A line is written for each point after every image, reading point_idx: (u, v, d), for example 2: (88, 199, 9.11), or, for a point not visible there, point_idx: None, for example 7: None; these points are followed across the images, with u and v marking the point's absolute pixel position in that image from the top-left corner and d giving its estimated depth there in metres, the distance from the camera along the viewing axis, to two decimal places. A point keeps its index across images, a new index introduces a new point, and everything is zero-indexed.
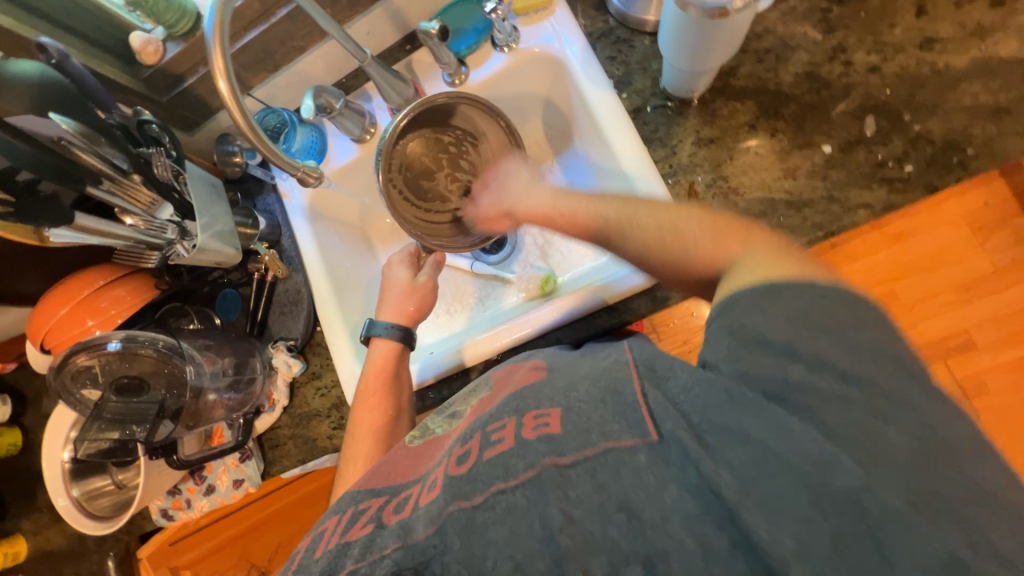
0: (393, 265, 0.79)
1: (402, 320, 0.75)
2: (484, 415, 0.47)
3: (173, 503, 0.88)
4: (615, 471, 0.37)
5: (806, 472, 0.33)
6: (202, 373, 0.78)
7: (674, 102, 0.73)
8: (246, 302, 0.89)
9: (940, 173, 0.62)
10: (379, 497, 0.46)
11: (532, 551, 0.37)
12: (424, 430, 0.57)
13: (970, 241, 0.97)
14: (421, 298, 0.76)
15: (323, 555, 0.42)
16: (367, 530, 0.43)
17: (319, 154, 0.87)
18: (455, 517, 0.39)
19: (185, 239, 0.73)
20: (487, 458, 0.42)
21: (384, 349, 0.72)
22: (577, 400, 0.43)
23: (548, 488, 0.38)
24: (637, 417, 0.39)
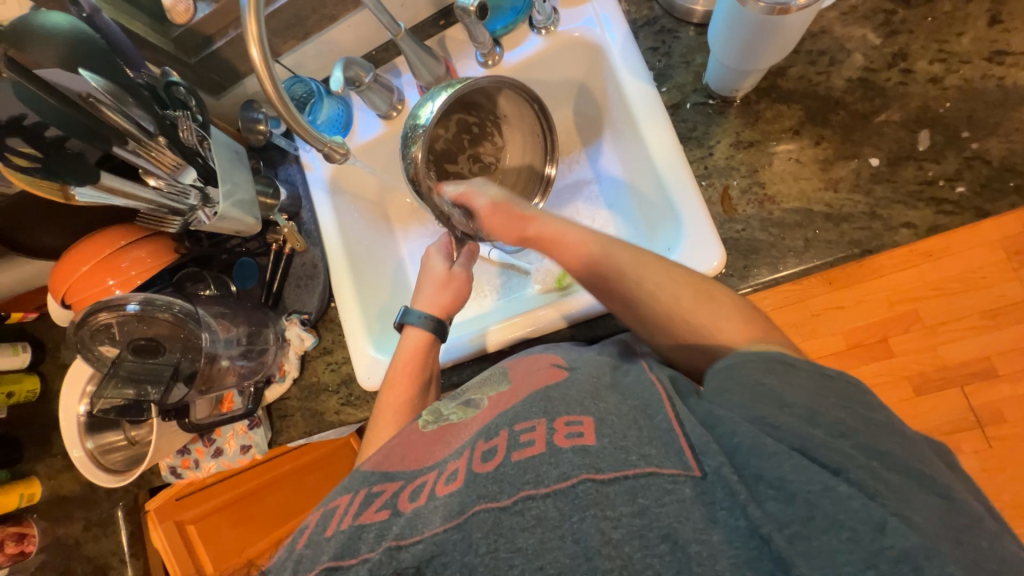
0: (429, 255, 0.76)
1: (435, 312, 0.73)
2: (506, 412, 0.47)
3: (182, 461, 0.90)
4: (658, 498, 0.36)
5: (863, 526, 0.33)
6: (216, 340, 0.78)
7: (716, 101, 0.70)
8: (263, 272, 0.89)
9: (993, 197, 0.58)
10: (395, 481, 0.46)
11: (562, 566, 0.36)
12: (438, 416, 0.56)
13: (1001, 266, 0.95)
14: (455, 291, 0.74)
15: (335, 534, 0.42)
16: (383, 515, 0.43)
17: (344, 128, 0.86)
18: (482, 518, 0.38)
19: (207, 206, 0.73)
20: (515, 459, 0.41)
21: (416, 339, 0.71)
22: (609, 413, 0.42)
23: (585, 505, 0.36)
24: (676, 448, 0.38)
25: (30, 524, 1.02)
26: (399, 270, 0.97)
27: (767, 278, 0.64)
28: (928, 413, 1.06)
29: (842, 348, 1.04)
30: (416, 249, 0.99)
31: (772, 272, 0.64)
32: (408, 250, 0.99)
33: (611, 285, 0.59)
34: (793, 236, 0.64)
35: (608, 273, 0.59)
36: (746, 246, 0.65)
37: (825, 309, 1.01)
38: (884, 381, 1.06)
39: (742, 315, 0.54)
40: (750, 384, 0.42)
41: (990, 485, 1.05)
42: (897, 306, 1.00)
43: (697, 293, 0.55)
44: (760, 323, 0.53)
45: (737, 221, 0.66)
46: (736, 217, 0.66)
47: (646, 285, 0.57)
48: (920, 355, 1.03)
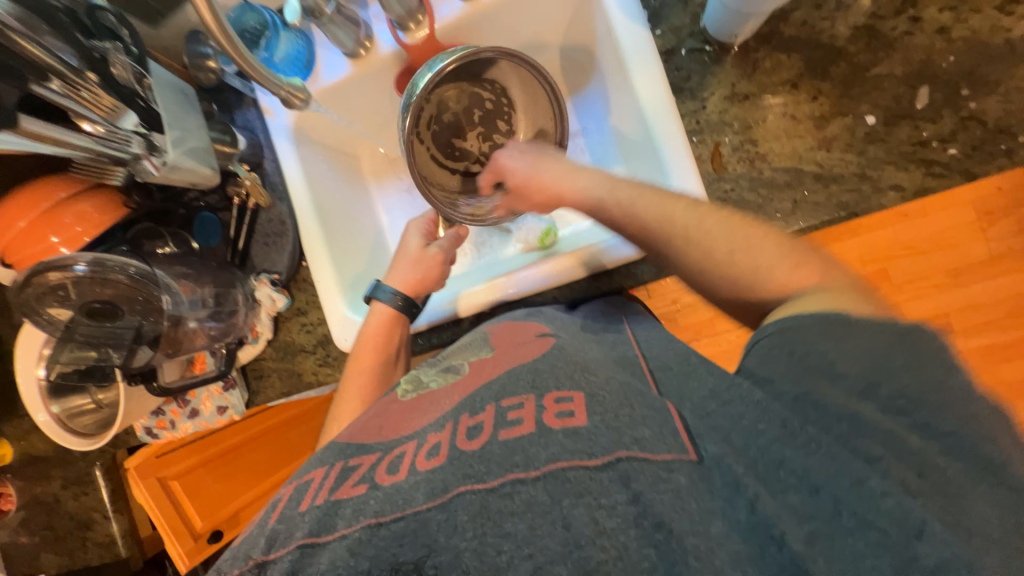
0: (408, 232, 0.77)
1: (405, 289, 0.73)
2: (492, 386, 0.48)
3: (157, 423, 0.89)
4: (652, 484, 0.36)
5: (895, 530, 0.31)
6: (180, 303, 0.74)
7: (713, 48, 0.65)
8: (226, 229, 0.83)
9: (981, 160, 0.57)
10: (372, 454, 0.46)
11: (553, 555, 0.35)
12: (417, 384, 0.57)
13: (972, 226, 0.89)
14: (426, 269, 0.74)
15: (310, 509, 0.42)
16: (360, 490, 0.42)
17: (306, 67, 0.77)
18: (468, 500, 0.38)
19: (154, 155, 0.65)
20: (501, 438, 0.41)
21: (380, 315, 0.71)
22: (600, 389, 0.43)
23: (577, 491, 0.37)
24: (671, 430, 0.39)
25: (5, 484, 1.00)
26: (374, 228, 0.92)
27: None
28: None
29: None
30: (392, 204, 0.94)
31: None
32: (383, 206, 0.94)
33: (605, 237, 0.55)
34: (782, 197, 0.62)
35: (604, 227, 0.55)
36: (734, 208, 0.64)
37: None
38: None
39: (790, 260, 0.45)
40: (796, 355, 0.39)
41: None
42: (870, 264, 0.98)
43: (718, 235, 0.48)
44: (810, 264, 0.44)
45: (726, 180, 0.64)
46: (725, 175, 0.64)
47: (676, 244, 0.49)
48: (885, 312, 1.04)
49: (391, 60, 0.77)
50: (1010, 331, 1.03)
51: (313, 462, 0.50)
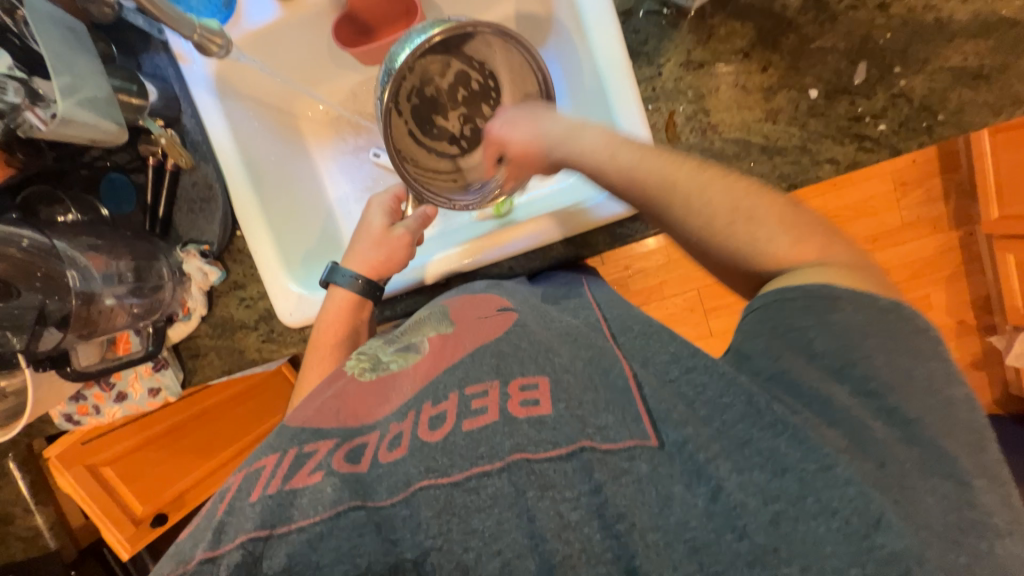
0: (371, 209, 0.72)
1: (367, 272, 0.68)
2: (455, 371, 0.48)
3: (77, 409, 0.81)
4: (614, 476, 0.37)
5: (857, 516, 0.33)
6: (91, 277, 0.66)
7: (670, 10, 0.63)
8: (141, 193, 0.73)
9: (907, 136, 0.61)
10: (329, 440, 0.45)
11: (521, 549, 0.36)
12: (376, 363, 0.55)
13: (890, 197, 1.13)
14: (390, 250, 0.69)
15: (261, 499, 0.40)
16: (316, 478, 0.41)
17: (226, 7, 0.68)
18: (431, 495, 0.38)
19: (39, 106, 0.55)
20: (466, 429, 0.41)
21: (340, 300, 0.67)
22: (564, 373, 0.45)
23: (541, 485, 0.37)
24: (632, 416, 0.40)
25: None
26: (318, 194, 0.85)
27: None
28: None
29: None
30: (336, 168, 0.87)
31: None
32: (326, 171, 0.87)
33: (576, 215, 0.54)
34: (730, 168, 0.64)
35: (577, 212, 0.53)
36: None
37: None
38: None
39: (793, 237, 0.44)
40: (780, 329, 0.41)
41: None
42: None
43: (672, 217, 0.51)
44: (809, 242, 0.44)
45: (679, 149, 0.65)
46: (678, 145, 0.65)
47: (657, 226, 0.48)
48: None
49: (327, 4, 0.69)
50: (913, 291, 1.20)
51: (264, 447, 0.47)
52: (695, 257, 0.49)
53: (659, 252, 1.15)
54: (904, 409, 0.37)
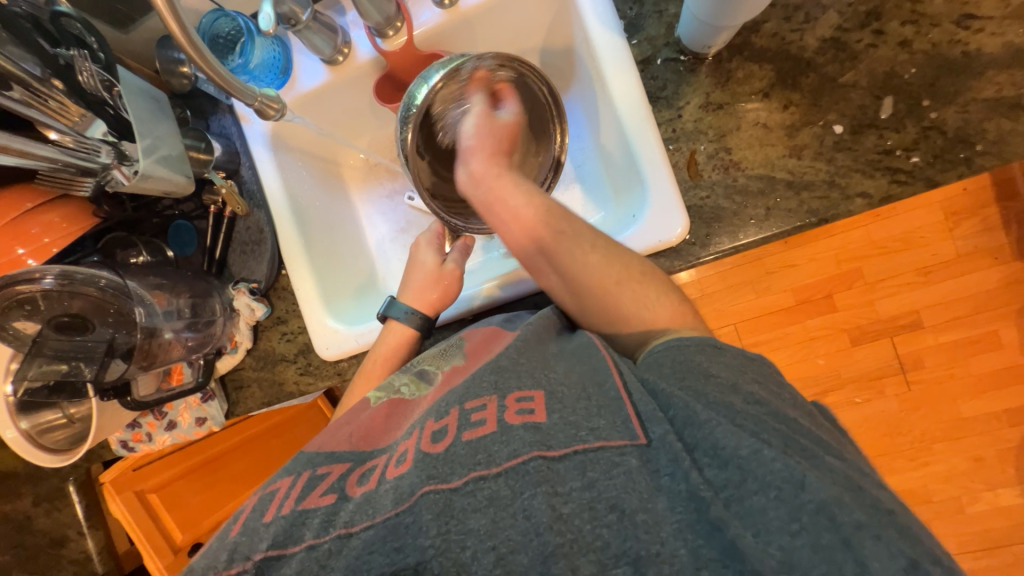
0: (418, 248, 0.76)
1: (424, 308, 0.71)
2: (456, 390, 0.47)
3: (133, 436, 0.87)
4: (606, 471, 0.38)
5: (786, 484, 0.35)
6: (154, 313, 0.72)
7: (687, 57, 0.66)
8: (202, 237, 0.82)
9: (943, 168, 0.59)
10: (342, 463, 0.46)
11: (516, 544, 0.37)
12: (389, 390, 0.56)
13: (941, 226, 0.99)
14: (445, 287, 0.72)
15: (274, 520, 0.41)
16: (328, 500, 0.42)
17: (283, 74, 0.76)
18: (431, 499, 0.39)
19: (124, 164, 0.64)
20: (465, 439, 0.42)
21: (399, 334, 0.70)
22: (559, 385, 0.44)
23: (536, 481, 0.38)
24: (624, 419, 0.41)
25: None
26: (357, 234, 0.92)
27: (728, 246, 0.65)
28: (859, 360, 1.15)
29: (789, 305, 1.11)
30: (374, 210, 0.93)
31: (732, 241, 0.65)
32: (364, 213, 0.94)
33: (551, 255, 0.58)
34: (755, 204, 0.64)
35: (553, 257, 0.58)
36: (709, 214, 0.65)
37: (779, 267, 1.07)
38: (824, 332, 1.14)
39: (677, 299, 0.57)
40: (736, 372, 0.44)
41: (902, 423, 1.18)
42: (842, 265, 1.05)
43: (642, 273, 0.57)
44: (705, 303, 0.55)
45: (702, 187, 0.65)
46: (701, 183, 0.66)
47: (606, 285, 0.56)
48: (858, 309, 1.10)
49: (370, 67, 0.76)
50: (977, 327, 1.10)
51: (278, 471, 0.48)
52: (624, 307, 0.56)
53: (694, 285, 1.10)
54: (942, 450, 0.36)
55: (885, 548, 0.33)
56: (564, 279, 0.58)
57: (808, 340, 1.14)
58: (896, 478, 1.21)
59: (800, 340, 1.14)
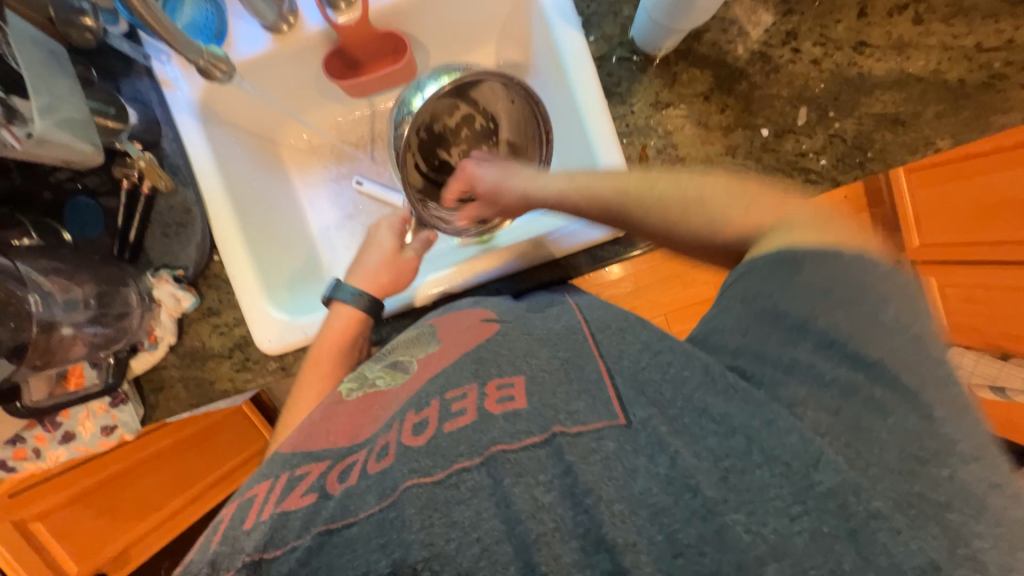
0: (378, 229, 0.75)
1: (373, 290, 0.70)
2: (437, 381, 0.46)
3: (13, 454, 0.73)
4: (585, 455, 0.36)
5: (795, 462, 0.33)
6: (52, 303, 0.65)
7: (639, 57, 0.70)
8: (111, 217, 0.71)
9: (844, 170, 0.70)
10: (321, 461, 0.42)
11: (498, 534, 0.34)
12: (362, 382, 0.54)
13: None
14: (398, 271, 0.71)
15: (256, 526, 0.38)
16: (310, 500, 0.38)
17: (217, 36, 0.68)
18: (414, 494, 0.36)
19: (17, 125, 0.54)
20: (448, 430, 0.40)
21: (345, 317, 0.67)
22: (540, 370, 0.43)
23: (513, 474, 0.36)
24: (603, 401, 0.39)
25: None
26: (300, 220, 0.86)
27: None
28: None
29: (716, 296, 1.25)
30: (320, 195, 0.88)
31: None
32: (309, 197, 0.88)
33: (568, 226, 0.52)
34: None
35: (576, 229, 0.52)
36: None
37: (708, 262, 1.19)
38: None
39: (762, 204, 0.43)
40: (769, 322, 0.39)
41: None
42: None
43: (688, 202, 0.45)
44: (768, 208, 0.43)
45: None
46: None
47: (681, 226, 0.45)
48: None
49: (319, 39, 0.71)
50: None
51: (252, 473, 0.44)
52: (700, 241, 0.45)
53: (629, 279, 1.14)
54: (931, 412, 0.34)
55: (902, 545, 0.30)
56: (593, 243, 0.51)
57: None
58: None
59: None
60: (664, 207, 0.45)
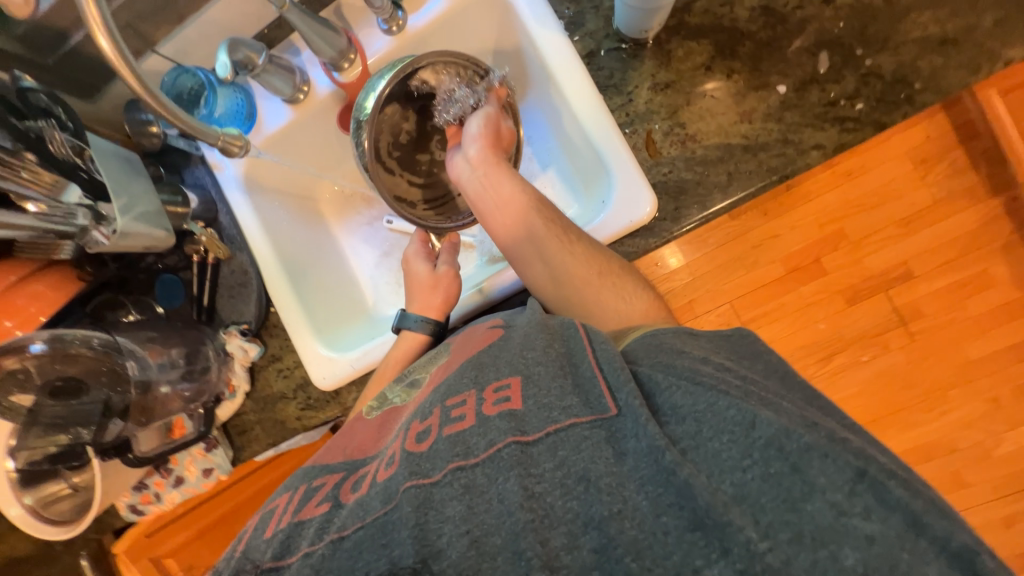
0: (411, 260, 0.79)
1: (432, 314, 0.74)
2: (438, 390, 0.50)
3: (140, 498, 0.85)
4: (576, 446, 0.40)
5: (738, 428, 0.38)
6: (147, 367, 0.73)
7: (628, 44, 0.68)
8: (189, 287, 0.82)
9: (888, 109, 0.63)
10: (336, 474, 0.49)
11: (489, 527, 0.38)
12: (383, 401, 0.60)
13: (910, 176, 0.88)
14: (445, 290, 0.75)
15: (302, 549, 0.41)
16: (323, 509, 0.45)
17: (248, 119, 0.78)
18: (412, 493, 0.40)
19: (101, 224, 0.65)
20: (446, 434, 0.44)
21: (410, 340, 0.72)
22: (536, 368, 0.45)
23: (510, 465, 0.40)
24: (596, 394, 0.42)
25: None
26: (341, 265, 0.93)
27: (698, 217, 0.67)
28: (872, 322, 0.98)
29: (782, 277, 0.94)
30: (356, 239, 0.95)
31: (701, 211, 0.67)
32: (347, 242, 0.95)
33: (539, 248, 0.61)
34: (717, 171, 0.66)
35: (540, 250, 0.61)
36: (675, 188, 0.67)
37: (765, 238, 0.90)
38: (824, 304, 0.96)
39: (644, 294, 0.60)
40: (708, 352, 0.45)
41: (912, 377, 0.99)
42: (826, 228, 0.90)
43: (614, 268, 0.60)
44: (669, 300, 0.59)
45: (663, 163, 0.68)
46: (661, 160, 0.68)
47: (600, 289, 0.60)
48: (853, 274, 0.94)
49: (331, 100, 0.79)
50: (970, 269, 0.94)
51: (297, 496, 0.48)
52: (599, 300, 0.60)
53: (685, 271, 0.91)
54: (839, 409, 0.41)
55: (832, 465, 0.35)
56: (547, 268, 0.61)
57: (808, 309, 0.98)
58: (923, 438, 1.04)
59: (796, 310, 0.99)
60: (580, 276, 0.60)
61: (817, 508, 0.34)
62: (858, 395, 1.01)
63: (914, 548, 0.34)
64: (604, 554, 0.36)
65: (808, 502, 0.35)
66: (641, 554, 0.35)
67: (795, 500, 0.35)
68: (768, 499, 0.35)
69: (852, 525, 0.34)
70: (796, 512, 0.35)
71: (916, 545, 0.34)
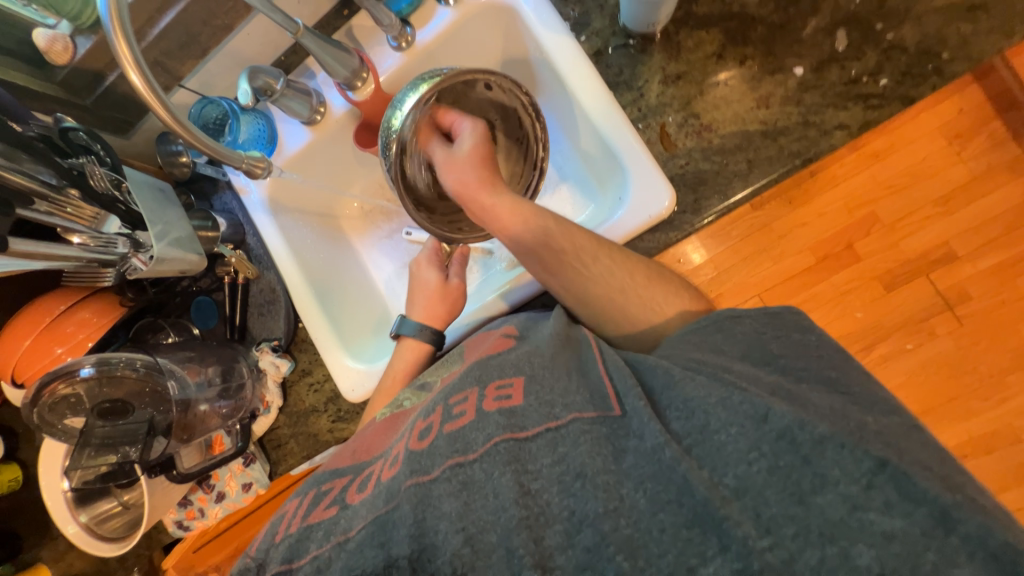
0: (422, 267, 0.80)
1: (434, 323, 0.76)
2: (443, 391, 0.51)
3: (186, 514, 0.88)
4: (575, 442, 0.40)
5: (748, 421, 0.37)
6: (187, 386, 0.76)
7: (636, 40, 0.68)
8: (222, 308, 0.85)
9: (915, 82, 0.60)
10: (342, 478, 0.50)
11: (484, 524, 0.38)
12: (392, 404, 0.63)
13: (945, 153, 0.84)
14: (451, 301, 0.77)
15: (318, 552, 0.41)
16: (332, 510, 0.46)
17: (269, 142, 0.81)
18: (412, 491, 0.40)
19: (140, 251, 0.70)
20: (446, 431, 0.44)
21: (412, 348, 0.74)
22: (538, 369, 0.47)
23: (506, 461, 0.40)
24: (600, 395, 0.43)
25: None
26: (364, 278, 0.95)
27: (720, 207, 0.65)
28: (903, 307, 0.91)
29: (812, 266, 0.90)
30: (378, 252, 0.98)
31: (723, 200, 0.65)
32: (368, 256, 0.98)
33: (559, 256, 0.60)
34: (736, 159, 0.65)
35: (560, 256, 0.60)
36: (693, 180, 0.66)
37: (791, 229, 0.87)
38: (854, 289, 0.92)
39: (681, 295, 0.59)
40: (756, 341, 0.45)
41: (967, 362, 0.93)
42: (857, 212, 0.86)
43: (647, 278, 0.60)
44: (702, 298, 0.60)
45: (680, 156, 0.67)
46: (678, 152, 0.67)
47: (633, 301, 0.59)
48: (888, 256, 0.89)
49: (346, 118, 0.81)
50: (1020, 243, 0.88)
51: (314, 500, 0.48)
52: (624, 314, 0.60)
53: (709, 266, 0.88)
54: (881, 397, 0.40)
55: (848, 455, 0.34)
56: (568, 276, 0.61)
57: (840, 298, 0.92)
58: (974, 424, 0.95)
59: (829, 300, 0.92)
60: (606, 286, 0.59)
61: (837, 495, 0.33)
62: (907, 384, 0.95)
63: (941, 549, 0.30)
64: (597, 552, 0.35)
65: (818, 495, 0.33)
66: (635, 552, 0.35)
67: (803, 493, 0.34)
68: (773, 491, 0.34)
69: (869, 521, 0.32)
70: (803, 505, 0.33)
71: (945, 544, 0.31)
